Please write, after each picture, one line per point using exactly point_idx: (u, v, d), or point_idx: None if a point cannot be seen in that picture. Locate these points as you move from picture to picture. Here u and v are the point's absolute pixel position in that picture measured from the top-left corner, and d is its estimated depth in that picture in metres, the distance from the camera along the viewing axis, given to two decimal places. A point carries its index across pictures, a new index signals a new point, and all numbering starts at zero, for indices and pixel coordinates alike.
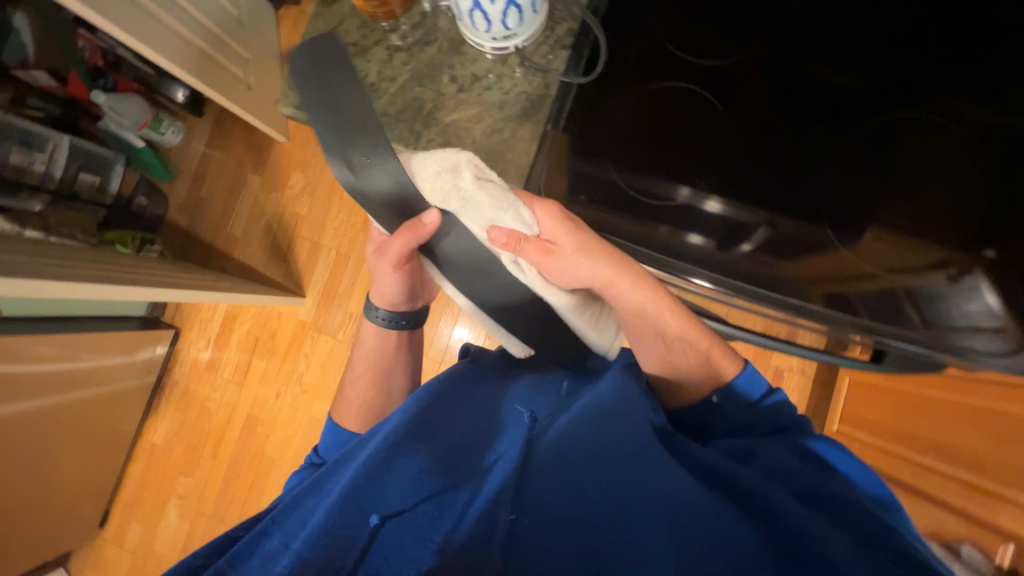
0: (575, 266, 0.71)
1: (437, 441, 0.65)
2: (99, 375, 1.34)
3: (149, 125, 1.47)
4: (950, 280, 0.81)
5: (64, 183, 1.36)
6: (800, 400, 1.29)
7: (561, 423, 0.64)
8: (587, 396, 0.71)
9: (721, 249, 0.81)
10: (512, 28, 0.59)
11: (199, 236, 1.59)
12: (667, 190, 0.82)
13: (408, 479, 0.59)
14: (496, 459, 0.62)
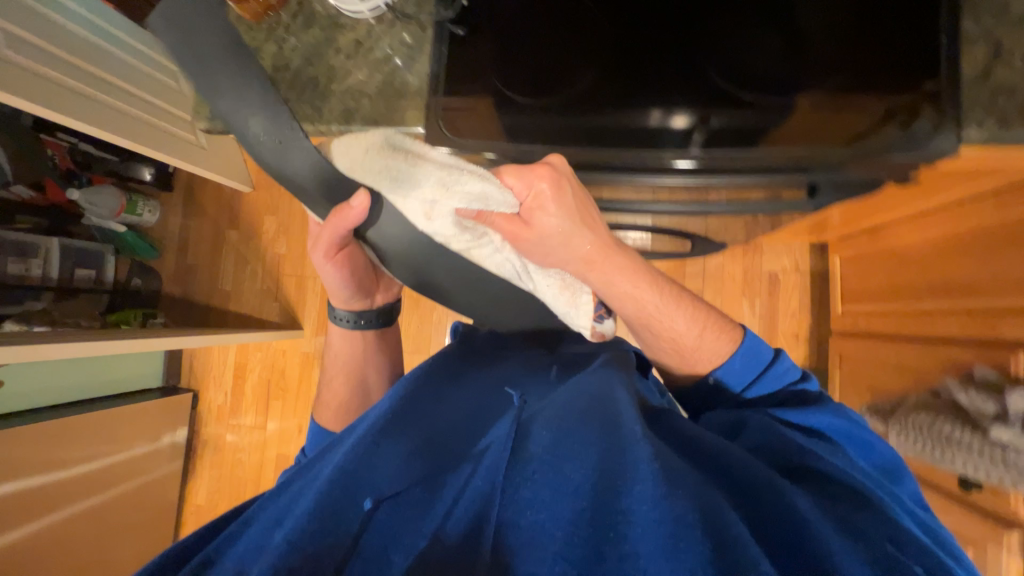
0: (567, 248, 0.61)
1: (423, 429, 0.62)
2: (129, 463, 1.44)
3: (124, 209, 1.56)
4: (905, 127, 0.58)
5: (63, 282, 1.46)
6: (803, 297, 1.26)
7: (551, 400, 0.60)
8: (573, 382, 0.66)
9: (678, 151, 0.61)
10: None
11: (195, 300, 1.67)
12: (628, 115, 0.60)
13: (394, 468, 0.55)
14: (490, 440, 0.58)
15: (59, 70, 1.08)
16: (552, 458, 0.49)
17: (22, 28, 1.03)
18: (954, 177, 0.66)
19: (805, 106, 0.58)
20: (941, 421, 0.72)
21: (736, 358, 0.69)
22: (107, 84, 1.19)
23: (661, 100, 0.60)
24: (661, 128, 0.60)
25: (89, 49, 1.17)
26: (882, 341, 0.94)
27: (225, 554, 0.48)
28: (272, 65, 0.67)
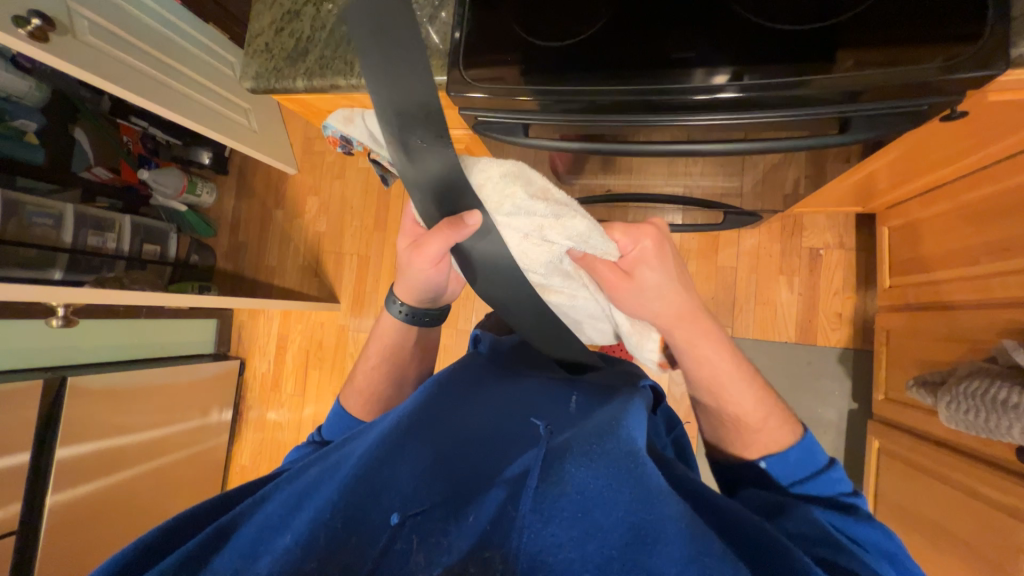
0: (656, 306, 0.59)
1: (443, 439, 0.58)
2: (172, 438, 1.55)
3: (186, 189, 1.71)
4: (952, 65, 0.51)
5: (133, 254, 1.61)
6: (847, 275, 1.19)
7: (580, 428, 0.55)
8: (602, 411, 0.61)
9: (696, 88, 0.56)
10: None
11: (246, 275, 1.80)
12: (674, 77, 0.57)
13: (415, 474, 0.52)
14: (515, 454, 0.54)
15: (134, 56, 1.22)
16: (583, 499, 0.44)
17: (104, 19, 1.17)
18: (1009, 111, 0.60)
19: (844, 70, 0.53)
20: (996, 385, 0.66)
21: (794, 452, 0.62)
22: (175, 70, 1.33)
23: (703, 59, 0.56)
24: (702, 89, 0.56)
25: (158, 39, 1.31)
26: (932, 312, 0.88)
27: (239, 540, 0.48)
28: (310, 26, 0.72)
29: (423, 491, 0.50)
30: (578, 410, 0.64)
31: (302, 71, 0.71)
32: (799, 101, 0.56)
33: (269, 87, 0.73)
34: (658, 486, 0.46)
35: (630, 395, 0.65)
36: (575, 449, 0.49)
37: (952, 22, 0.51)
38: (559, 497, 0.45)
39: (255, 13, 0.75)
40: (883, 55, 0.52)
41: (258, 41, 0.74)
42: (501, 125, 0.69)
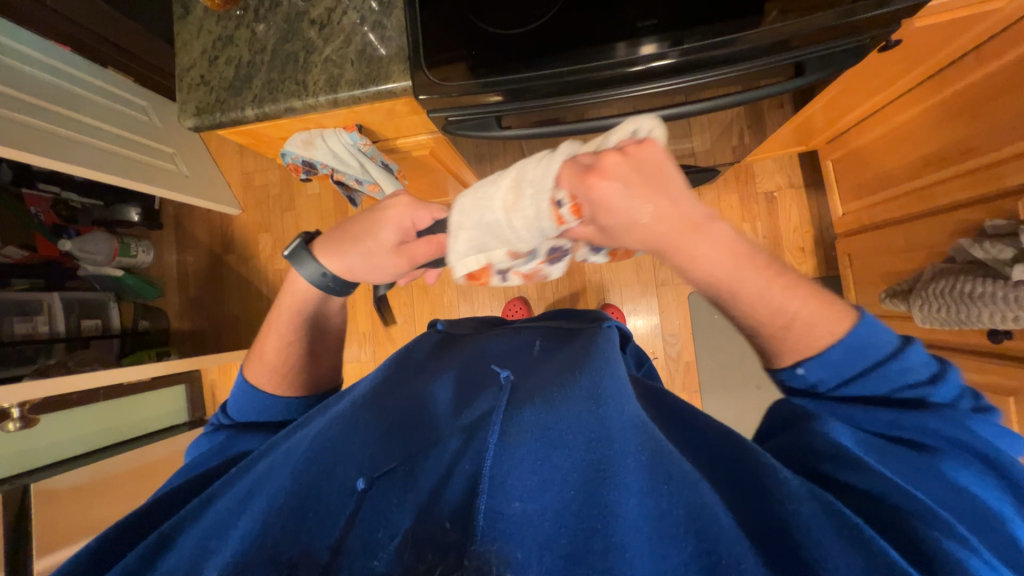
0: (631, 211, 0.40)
1: (399, 405, 0.54)
2: None
3: (119, 252, 1.55)
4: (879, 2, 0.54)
5: (72, 333, 1.45)
6: (802, 210, 1.28)
7: (547, 376, 0.54)
8: (564, 356, 0.61)
9: (630, 61, 0.57)
10: None
11: (207, 331, 1.66)
12: (602, 52, 0.58)
13: (370, 440, 0.49)
14: (471, 408, 0.52)
15: (30, 114, 1.08)
16: (544, 441, 0.43)
17: None
18: (939, 33, 0.66)
19: (771, 21, 0.55)
20: (962, 281, 0.73)
21: (839, 356, 0.43)
22: (82, 125, 1.20)
23: (625, 33, 0.58)
24: (633, 60, 0.57)
25: (54, 93, 1.18)
26: (886, 230, 0.96)
27: (188, 538, 0.43)
28: (249, 50, 0.67)
29: (381, 455, 0.47)
30: (535, 359, 0.63)
31: (249, 99, 0.66)
32: (738, 57, 0.58)
33: (214, 121, 0.68)
34: (624, 414, 0.43)
35: (587, 338, 0.66)
36: (537, 399, 0.48)
37: None
38: (521, 441, 0.43)
39: (181, 44, 0.68)
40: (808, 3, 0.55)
41: (191, 74, 0.68)
42: (474, 121, 0.67)
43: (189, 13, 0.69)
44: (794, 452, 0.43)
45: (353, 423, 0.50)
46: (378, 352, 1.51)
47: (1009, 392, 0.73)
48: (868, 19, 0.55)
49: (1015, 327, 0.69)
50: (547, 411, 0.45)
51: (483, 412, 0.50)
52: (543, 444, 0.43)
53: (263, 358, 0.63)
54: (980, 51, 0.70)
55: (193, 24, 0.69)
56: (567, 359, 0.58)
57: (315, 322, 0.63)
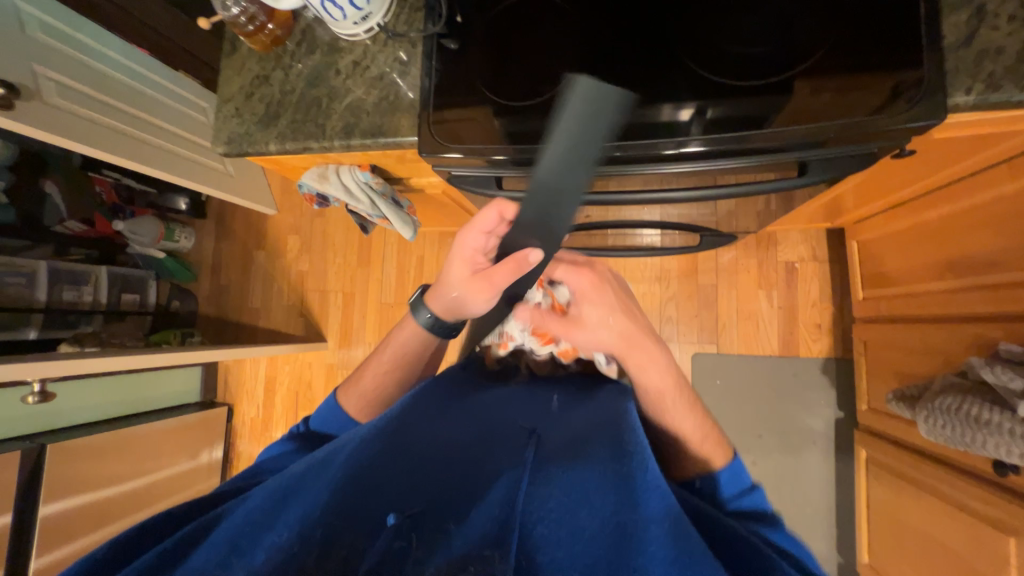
0: (613, 335, 0.63)
1: (426, 444, 0.56)
2: (168, 484, 1.52)
3: (164, 236, 1.68)
4: (910, 104, 0.53)
5: (112, 305, 1.59)
6: (823, 286, 1.22)
7: (566, 441, 0.56)
8: (586, 421, 0.63)
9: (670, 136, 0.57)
10: (365, 8, 0.63)
11: (229, 318, 1.77)
12: (642, 112, 0.58)
13: (402, 482, 0.50)
14: (501, 460, 0.53)
15: (107, 114, 1.22)
16: (567, 503, 0.47)
17: (74, 80, 1.17)
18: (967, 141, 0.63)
19: (802, 96, 0.55)
20: (969, 402, 0.68)
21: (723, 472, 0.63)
22: (147, 124, 1.32)
23: (666, 95, 0.58)
24: (672, 124, 0.57)
25: (131, 94, 1.31)
26: (906, 326, 0.90)
27: (213, 538, 0.45)
28: (280, 91, 0.72)
29: (414, 495, 0.49)
30: (554, 415, 0.65)
31: (274, 135, 0.72)
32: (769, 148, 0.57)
33: (242, 151, 0.74)
34: (640, 491, 0.48)
35: (608, 405, 0.67)
36: (560, 462, 0.52)
37: (888, 73, 0.54)
38: (547, 495, 0.48)
39: (225, 78, 0.75)
40: (842, 98, 0.54)
41: (229, 105, 0.75)
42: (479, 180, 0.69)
43: (235, 49, 0.75)
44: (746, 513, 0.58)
45: (387, 452, 0.53)
46: None
47: (1009, 531, 0.67)
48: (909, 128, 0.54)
49: (1019, 463, 0.64)
50: (574, 477, 0.50)
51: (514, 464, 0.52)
52: (578, 502, 0.48)
53: (360, 384, 0.78)
54: (1012, 164, 0.66)
55: (238, 61, 0.75)
56: (583, 426, 0.60)
57: (417, 362, 0.79)
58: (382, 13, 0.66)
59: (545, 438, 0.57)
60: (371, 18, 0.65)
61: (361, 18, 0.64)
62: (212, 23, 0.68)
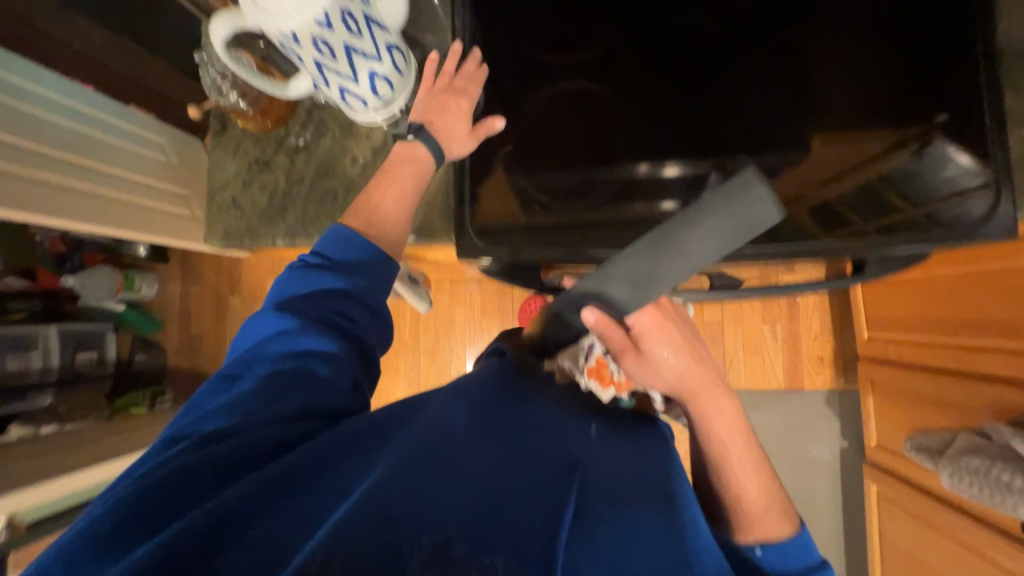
0: (675, 374, 0.61)
1: (460, 471, 0.45)
2: None
3: (122, 287, 1.51)
4: (916, 156, 0.68)
5: (66, 369, 1.41)
6: (823, 319, 1.26)
7: (620, 484, 0.47)
8: (634, 457, 0.54)
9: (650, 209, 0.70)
10: (388, 95, 0.56)
11: (203, 371, 1.62)
12: (620, 169, 0.71)
13: (429, 517, 0.40)
14: (547, 498, 0.44)
15: (52, 169, 1.09)
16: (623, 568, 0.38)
17: (11, 135, 1.02)
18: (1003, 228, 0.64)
19: (818, 147, 0.70)
20: (997, 468, 0.71)
21: (789, 546, 0.57)
22: (92, 172, 1.18)
23: (647, 155, 0.70)
24: (660, 178, 0.70)
25: (77, 141, 1.16)
26: (916, 373, 0.94)
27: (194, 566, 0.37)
28: (286, 178, 0.64)
29: (442, 535, 0.39)
30: (599, 441, 0.55)
31: (281, 229, 0.64)
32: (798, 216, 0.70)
33: (243, 245, 0.65)
34: None
35: (648, 445, 0.58)
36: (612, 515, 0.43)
37: (892, 131, 0.69)
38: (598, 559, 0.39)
39: (215, 162, 0.66)
40: (839, 161, 0.70)
41: (223, 192, 0.66)
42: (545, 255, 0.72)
43: (226, 127, 0.66)
44: None
45: (440, 471, 0.44)
46: None
47: None
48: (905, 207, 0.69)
49: None
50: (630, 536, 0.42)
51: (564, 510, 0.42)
52: (643, 563, 0.40)
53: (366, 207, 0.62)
54: None
55: (230, 141, 0.66)
56: (633, 466, 0.51)
57: None
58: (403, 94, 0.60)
59: (595, 476, 0.48)
60: (394, 100, 0.58)
61: (383, 105, 0.57)
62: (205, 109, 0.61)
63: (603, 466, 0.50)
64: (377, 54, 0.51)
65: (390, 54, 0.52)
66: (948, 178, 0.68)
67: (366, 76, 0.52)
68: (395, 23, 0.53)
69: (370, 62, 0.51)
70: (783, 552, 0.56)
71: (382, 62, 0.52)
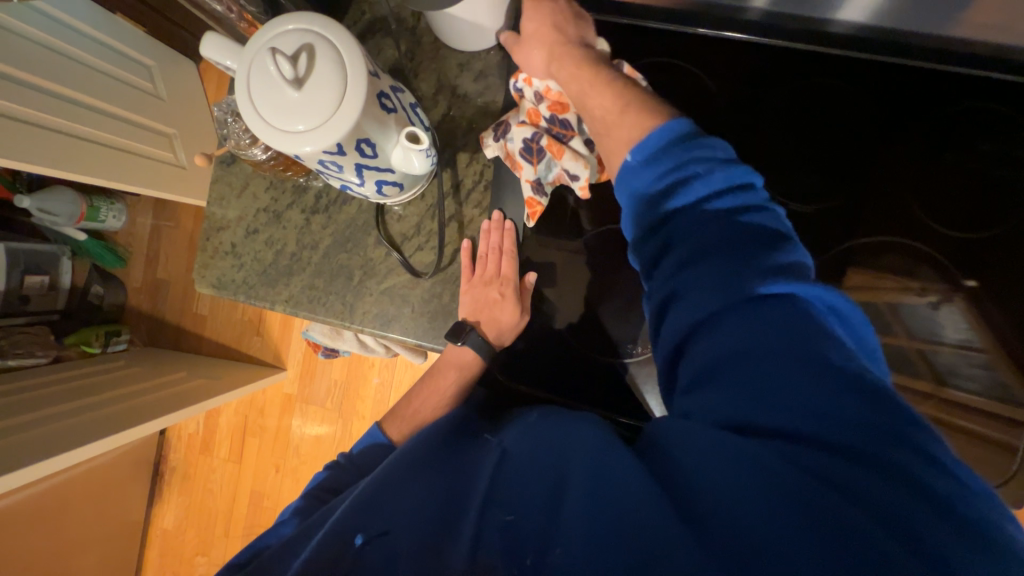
0: (531, 55, 0.50)
1: (391, 473, 0.42)
2: (81, 507, 1.34)
3: (86, 217, 1.36)
4: (930, 306, 0.63)
5: (12, 292, 1.29)
6: None
7: (533, 443, 0.40)
8: (560, 420, 0.42)
9: None
10: (374, 197, 0.49)
11: (164, 318, 1.53)
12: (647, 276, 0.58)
13: (382, 503, 0.38)
14: (472, 477, 0.39)
15: (26, 100, 0.90)
16: (555, 516, 0.33)
17: None
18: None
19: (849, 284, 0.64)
20: None
21: (662, 150, 0.41)
22: (73, 106, 0.99)
23: None
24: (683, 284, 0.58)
25: (63, 67, 0.98)
26: None
27: None
28: (296, 240, 0.57)
29: (391, 507, 0.38)
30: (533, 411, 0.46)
31: (282, 296, 0.57)
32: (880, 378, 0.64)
33: (235, 299, 0.59)
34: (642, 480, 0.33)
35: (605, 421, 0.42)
36: (520, 468, 0.38)
37: (914, 279, 0.63)
38: (523, 486, 0.36)
39: (216, 199, 0.57)
40: (876, 289, 0.64)
41: (221, 237, 0.58)
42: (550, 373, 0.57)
43: (235, 160, 0.57)
44: (718, 305, 0.36)
45: (375, 494, 0.39)
46: (344, 403, 1.44)
47: None
48: (960, 376, 0.63)
49: None
50: (547, 474, 0.36)
51: (483, 473, 0.39)
52: (551, 500, 0.35)
53: (404, 412, 0.59)
54: None
55: (236, 178, 0.57)
56: (557, 434, 0.40)
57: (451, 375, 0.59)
58: (428, 178, 0.53)
59: (513, 445, 0.41)
60: (400, 194, 0.51)
61: (379, 199, 0.51)
62: (230, 154, 0.57)
63: (526, 436, 0.41)
64: (359, 182, 0.43)
65: (376, 181, 0.45)
66: (997, 360, 0.63)
67: (337, 185, 0.44)
68: (415, 175, 0.46)
69: (347, 182, 0.43)
70: (654, 186, 0.41)
71: (363, 185, 0.44)
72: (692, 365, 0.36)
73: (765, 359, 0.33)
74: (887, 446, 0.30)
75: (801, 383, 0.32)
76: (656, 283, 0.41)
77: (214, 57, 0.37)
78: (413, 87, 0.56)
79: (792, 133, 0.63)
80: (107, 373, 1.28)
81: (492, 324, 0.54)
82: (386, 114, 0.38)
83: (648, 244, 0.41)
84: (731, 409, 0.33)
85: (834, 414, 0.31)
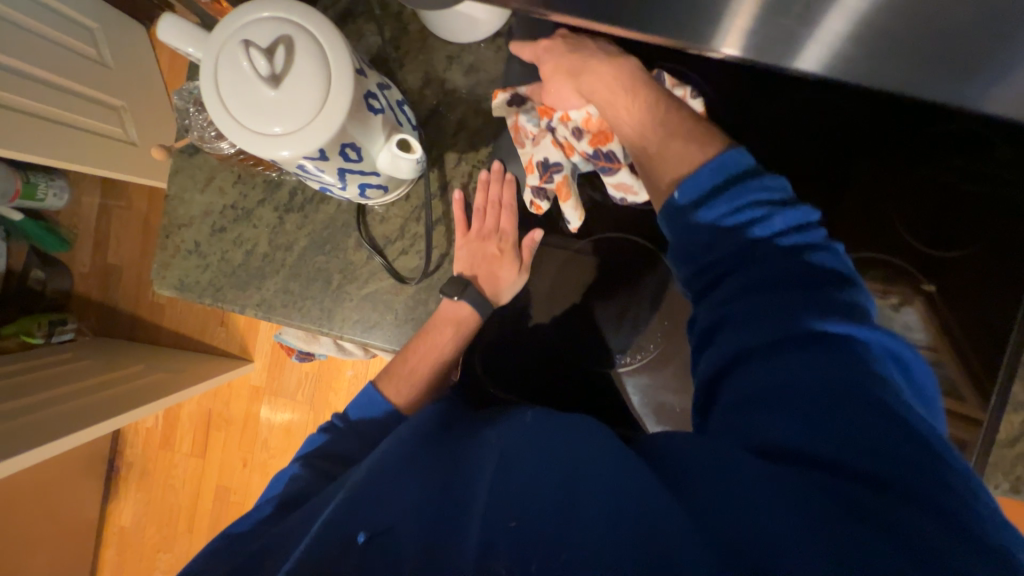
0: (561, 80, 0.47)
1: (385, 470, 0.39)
2: (27, 506, 1.26)
3: (22, 194, 1.23)
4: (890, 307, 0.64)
5: None
6: None
7: (540, 441, 0.38)
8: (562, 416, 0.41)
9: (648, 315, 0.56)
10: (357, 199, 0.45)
11: (116, 306, 1.42)
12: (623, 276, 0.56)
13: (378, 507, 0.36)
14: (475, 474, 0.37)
15: None
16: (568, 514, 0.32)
17: None
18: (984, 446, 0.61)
19: None
20: None
21: (712, 174, 0.40)
22: (0, 70, 0.88)
23: None
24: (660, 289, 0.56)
25: None
26: None
27: None
28: (268, 240, 0.53)
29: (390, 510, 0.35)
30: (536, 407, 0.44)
31: (254, 300, 0.53)
32: None
33: (200, 302, 0.54)
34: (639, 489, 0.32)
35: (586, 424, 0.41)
36: (529, 464, 0.35)
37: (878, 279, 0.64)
38: (535, 484, 0.34)
39: (177, 193, 0.52)
40: None
41: (183, 235, 0.53)
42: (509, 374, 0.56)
43: (198, 151, 0.52)
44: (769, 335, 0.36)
45: (367, 487, 0.37)
46: (316, 396, 1.39)
47: None
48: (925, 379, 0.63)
49: None
50: (560, 472, 0.34)
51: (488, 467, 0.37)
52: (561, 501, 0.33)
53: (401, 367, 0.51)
54: None
55: (200, 170, 0.53)
56: (561, 433, 0.38)
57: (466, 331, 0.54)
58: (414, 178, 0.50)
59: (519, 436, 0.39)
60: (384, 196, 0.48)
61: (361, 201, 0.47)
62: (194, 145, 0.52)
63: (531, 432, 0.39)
64: (341, 186, 0.40)
65: (360, 184, 0.41)
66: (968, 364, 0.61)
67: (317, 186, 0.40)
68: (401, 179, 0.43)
69: (329, 186, 0.40)
70: (699, 199, 0.40)
71: (345, 188, 0.41)
72: (734, 393, 0.35)
73: (818, 394, 0.33)
74: (935, 487, 0.29)
75: (850, 421, 0.31)
76: (701, 307, 0.40)
77: (176, 45, 0.33)
78: (399, 79, 0.53)
79: (778, 141, 0.64)
80: (52, 366, 1.19)
81: (490, 277, 0.52)
82: (372, 116, 0.35)
83: (691, 265, 0.41)
84: (772, 438, 0.32)
85: (883, 451, 0.30)
